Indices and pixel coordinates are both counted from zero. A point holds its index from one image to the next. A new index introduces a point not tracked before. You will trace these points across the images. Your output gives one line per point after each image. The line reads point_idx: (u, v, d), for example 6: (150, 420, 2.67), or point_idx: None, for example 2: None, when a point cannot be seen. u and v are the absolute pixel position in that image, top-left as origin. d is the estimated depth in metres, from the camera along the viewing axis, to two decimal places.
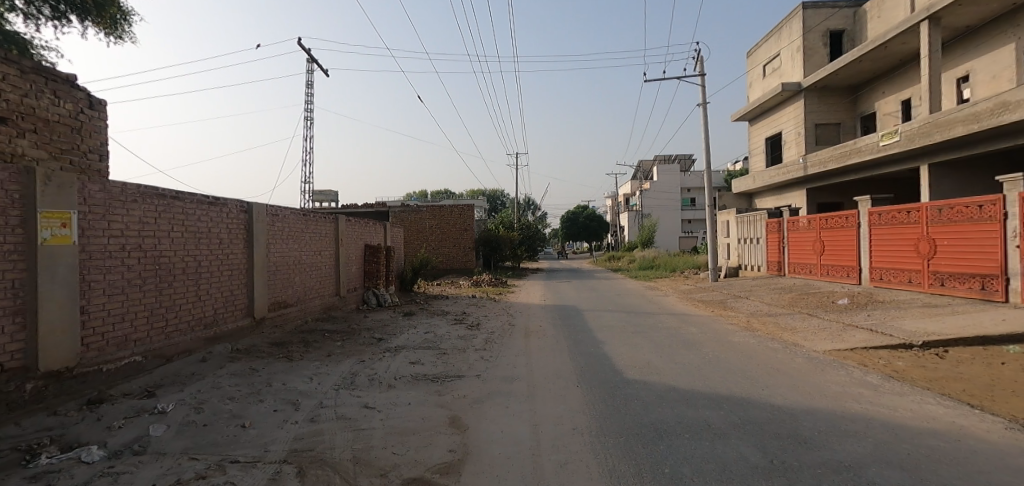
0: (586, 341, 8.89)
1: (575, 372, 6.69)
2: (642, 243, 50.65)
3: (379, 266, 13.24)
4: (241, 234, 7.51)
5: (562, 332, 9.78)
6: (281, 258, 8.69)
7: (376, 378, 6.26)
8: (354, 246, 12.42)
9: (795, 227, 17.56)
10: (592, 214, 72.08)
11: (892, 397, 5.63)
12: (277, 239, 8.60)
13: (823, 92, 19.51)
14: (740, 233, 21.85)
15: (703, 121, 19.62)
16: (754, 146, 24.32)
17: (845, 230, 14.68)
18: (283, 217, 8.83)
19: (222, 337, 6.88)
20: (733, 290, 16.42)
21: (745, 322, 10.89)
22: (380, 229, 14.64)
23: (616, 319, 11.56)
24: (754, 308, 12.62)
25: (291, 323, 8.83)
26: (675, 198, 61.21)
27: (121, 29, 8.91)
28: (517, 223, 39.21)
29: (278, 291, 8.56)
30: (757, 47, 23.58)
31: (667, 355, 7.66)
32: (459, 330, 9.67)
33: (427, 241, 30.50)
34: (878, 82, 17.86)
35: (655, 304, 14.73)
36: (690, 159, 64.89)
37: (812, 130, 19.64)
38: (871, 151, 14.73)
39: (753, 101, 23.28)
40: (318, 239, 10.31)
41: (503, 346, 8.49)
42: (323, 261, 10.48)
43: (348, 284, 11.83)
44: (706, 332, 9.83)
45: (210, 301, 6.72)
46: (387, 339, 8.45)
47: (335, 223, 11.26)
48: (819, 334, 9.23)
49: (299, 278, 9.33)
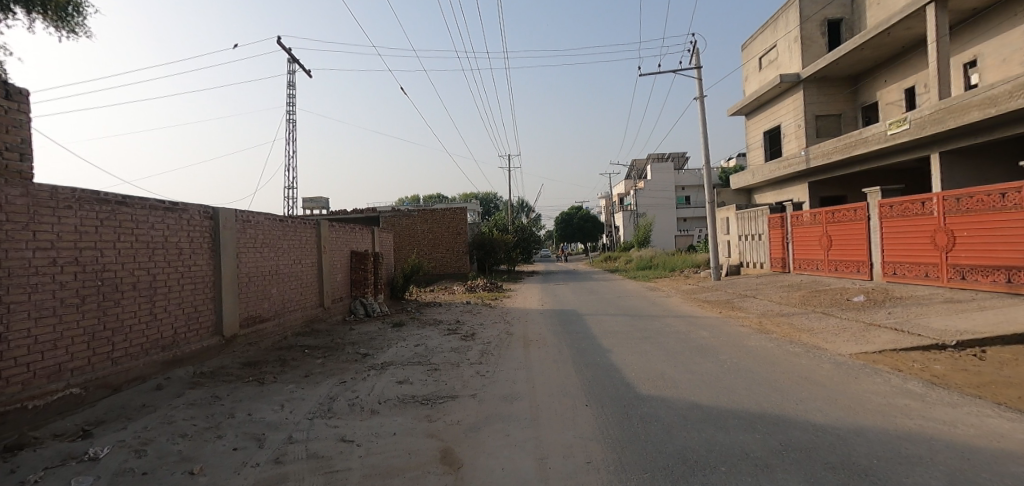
0: (590, 350, 8.17)
1: (582, 388, 5.96)
2: (639, 242, 50.00)
3: (366, 274, 12.46)
4: (205, 242, 6.72)
5: (564, 341, 9.04)
6: (255, 268, 7.91)
7: (357, 402, 5.49)
8: (339, 253, 11.65)
9: (799, 222, 16.97)
10: (586, 215, 71.53)
11: (944, 409, 4.95)
12: (250, 247, 7.82)
13: (823, 83, 18.99)
14: (741, 229, 21.25)
15: (700, 115, 19.00)
16: (752, 140, 23.80)
17: (854, 223, 14.08)
18: (257, 223, 8.05)
19: (183, 360, 6.09)
20: (738, 289, 15.80)
21: (758, 323, 10.22)
22: (367, 236, 13.88)
23: (620, 324, 10.83)
24: (764, 308, 11.98)
25: (267, 339, 8.04)
26: (670, 196, 60.82)
27: (73, 22, 8.13)
28: (511, 225, 38.56)
29: (252, 305, 7.78)
30: (751, 40, 23.12)
31: (682, 364, 6.97)
32: (452, 341, 8.92)
33: (419, 246, 29.78)
34: (880, 71, 17.38)
35: (659, 305, 14.06)
36: (684, 157, 64.49)
37: (813, 122, 19.11)
38: (878, 141, 14.19)
39: (749, 94, 22.77)
40: (297, 246, 9.54)
41: (502, 359, 7.72)
42: (303, 270, 9.69)
43: (333, 294, 11.04)
44: (718, 335, 9.16)
45: (166, 319, 5.92)
46: (372, 355, 7.67)
47: (317, 229, 10.48)
48: (841, 335, 8.57)
49: (276, 289, 8.54)
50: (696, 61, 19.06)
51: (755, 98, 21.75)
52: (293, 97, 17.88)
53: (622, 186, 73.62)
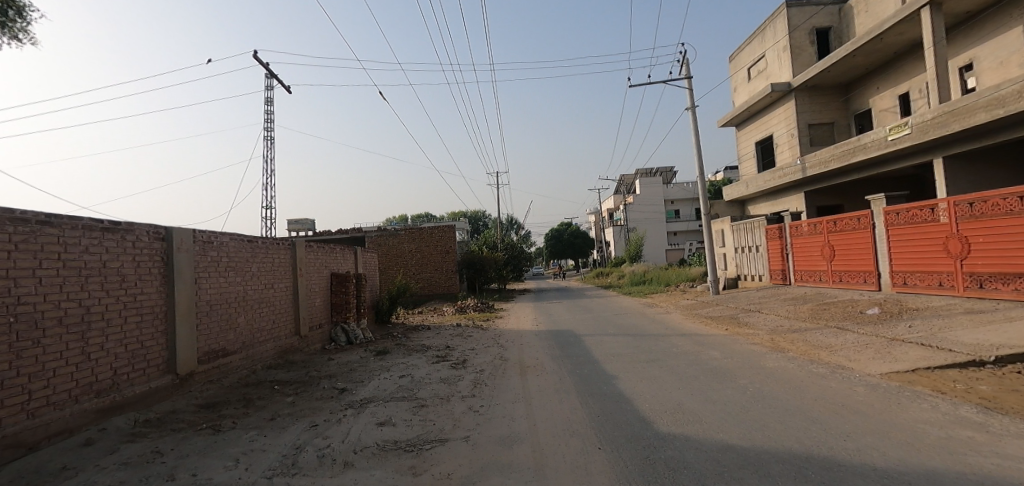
0: (595, 377, 7.38)
1: (592, 426, 5.16)
2: (631, 258, 49.47)
3: (348, 297, 11.57)
4: (155, 266, 5.85)
5: (564, 366, 8.22)
6: (218, 294, 7.05)
7: (329, 452, 4.62)
8: (317, 276, 10.76)
9: (798, 232, 16.48)
10: (576, 231, 71.11)
11: (1016, 442, 4.24)
12: (212, 271, 6.96)
13: (814, 92, 18.78)
14: (737, 241, 20.74)
15: (693, 126, 18.60)
16: (743, 151, 23.54)
17: (857, 232, 13.60)
18: (220, 245, 7.21)
19: (124, 407, 5.17)
20: (740, 303, 15.16)
21: (770, 341, 9.52)
22: (349, 256, 13.02)
23: (623, 346, 10.05)
24: (772, 323, 11.31)
25: (232, 375, 7.11)
26: (659, 211, 60.69)
27: (14, 27, 7.35)
28: (501, 243, 37.88)
29: (214, 338, 6.88)
30: (738, 51, 23.08)
31: (699, 392, 6.23)
32: (441, 370, 8.06)
33: (407, 266, 28.89)
34: (872, 78, 17.20)
35: (659, 323, 13.33)
36: (672, 172, 64.59)
37: (806, 131, 18.83)
38: (879, 147, 13.84)
39: (739, 104, 22.58)
40: (269, 269, 8.69)
41: (497, 391, 6.89)
42: (276, 296, 8.81)
43: (310, 321, 10.13)
44: (731, 356, 8.43)
45: (103, 359, 5.02)
46: (351, 390, 6.78)
47: (292, 250, 9.63)
48: (864, 352, 7.89)
49: (243, 318, 7.66)
50: (686, 71, 18.77)
51: (746, 108, 21.53)
52: (271, 113, 17.16)
53: (611, 202, 73.52)
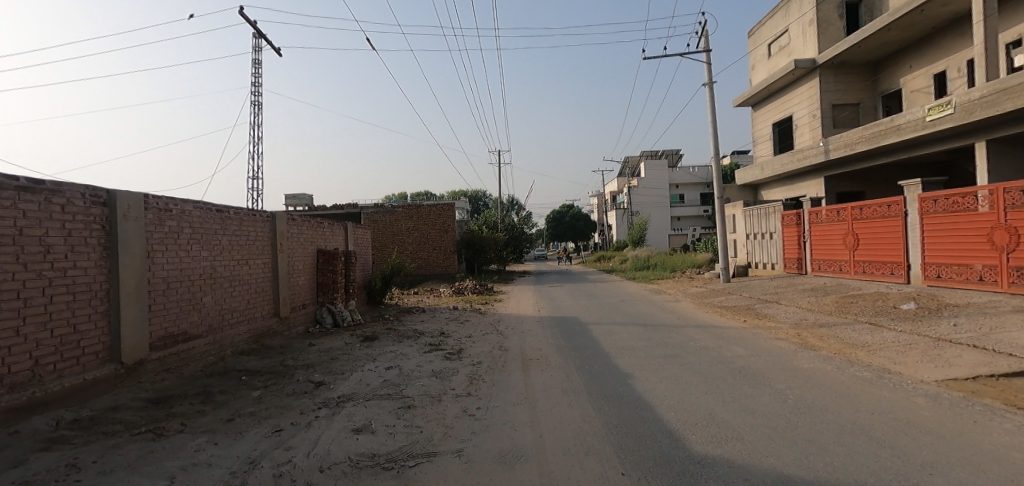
0: (608, 374, 6.52)
1: (611, 442, 4.28)
2: (633, 242, 48.50)
3: (336, 277, 10.64)
4: (93, 236, 4.87)
5: (571, 361, 7.34)
6: (178, 271, 6.10)
7: (290, 469, 3.74)
8: (301, 252, 9.81)
9: (817, 219, 15.52)
10: (578, 213, 69.96)
11: None
12: (171, 243, 6.01)
13: (840, 70, 17.61)
14: (749, 227, 19.81)
15: (710, 103, 17.42)
16: (759, 133, 22.41)
17: (886, 220, 12.63)
18: (181, 213, 6.24)
19: (48, 403, 4.27)
20: (755, 293, 14.31)
21: (797, 337, 8.66)
22: (338, 232, 12.05)
23: (634, 337, 9.19)
24: (795, 316, 10.46)
25: (195, 363, 6.23)
26: (663, 195, 59.57)
27: None
28: (502, 224, 36.96)
29: (171, 321, 5.96)
30: (759, 26, 21.78)
31: (731, 399, 5.37)
32: (434, 362, 7.18)
33: (403, 245, 28.00)
34: (905, 55, 16.05)
35: (670, 312, 12.48)
36: (678, 155, 63.07)
37: (829, 112, 17.73)
38: (915, 128, 12.79)
39: (758, 83, 21.37)
40: (244, 243, 7.73)
41: (496, 389, 6.01)
42: (251, 274, 7.87)
43: (292, 302, 9.23)
44: (757, 353, 7.57)
45: (19, 347, 4.08)
46: (330, 384, 5.90)
47: (272, 223, 8.66)
48: (909, 354, 7.04)
49: (209, 298, 6.74)
50: (705, 44, 17.52)
51: (764, 86, 20.36)
52: (260, 76, 16.04)
53: (615, 184, 72.30)
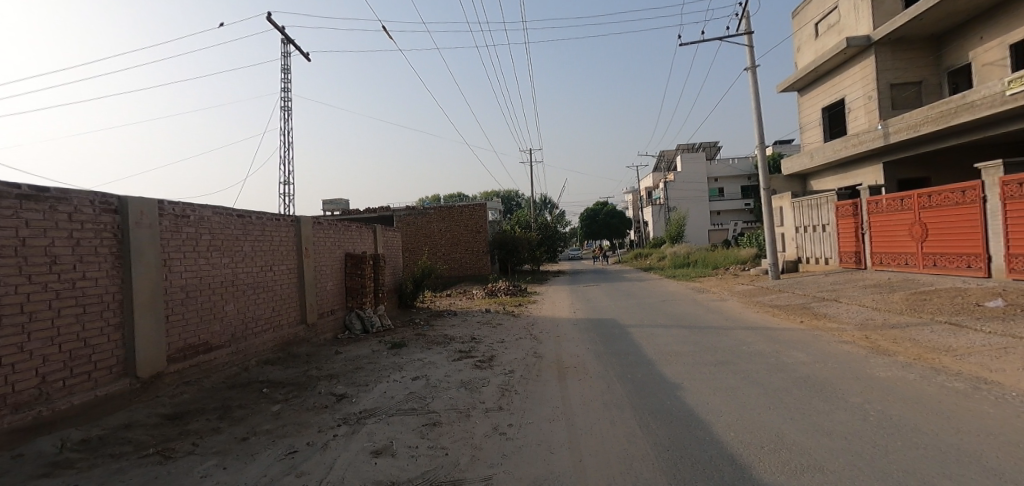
0: (653, 384, 5.90)
1: (662, 470, 3.68)
2: (671, 238, 46.99)
3: (364, 281, 10.40)
4: (104, 245, 4.68)
5: (612, 369, 6.74)
6: (197, 279, 5.90)
7: None
8: (328, 256, 9.60)
9: (876, 209, 14.26)
10: (613, 210, 68.55)
11: None
12: (189, 251, 5.80)
13: (898, 46, 16.16)
14: (799, 220, 18.52)
15: (753, 88, 16.33)
16: (807, 119, 21.01)
17: (960, 208, 11.35)
18: (200, 220, 6.05)
19: (56, 422, 4.06)
20: (810, 290, 13.23)
21: (865, 340, 7.76)
22: (367, 235, 11.83)
23: (680, 341, 8.50)
24: (859, 315, 9.48)
25: (216, 375, 6.01)
26: (701, 189, 57.54)
27: None
28: (535, 223, 36.43)
29: (191, 331, 5.76)
30: (804, 4, 20.40)
31: (800, 415, 4.66)
32: (464, 371, 6.75)
33: (436, 247, 27.91)
34: (974, 25, 14.52)
35: (716, 312, 11.65)
36: (716, 147, 60.85)
37: (887, 92, 16.31)
38: (991, 104, 11.48)
39: (804, 65, 20.01)
40: (268, 249, 7.53)
41: (530, 402, 5.49)
42: (276, 280, 7.68)
43: (320, 308, 9.02)
44: (822, 359, 6.75)
45: (24, 364, 3.87)
46: (353, 397, 5.54)
47: (297, 227, 8.46)
48: (1007, 360, 6.07)
49: (232, 306, 6.54)
50: (745, 26, 16.45)
51: (811, 69, 19.01)
52: (290, 82, 16.14)
53: (649, 180, 70.49)
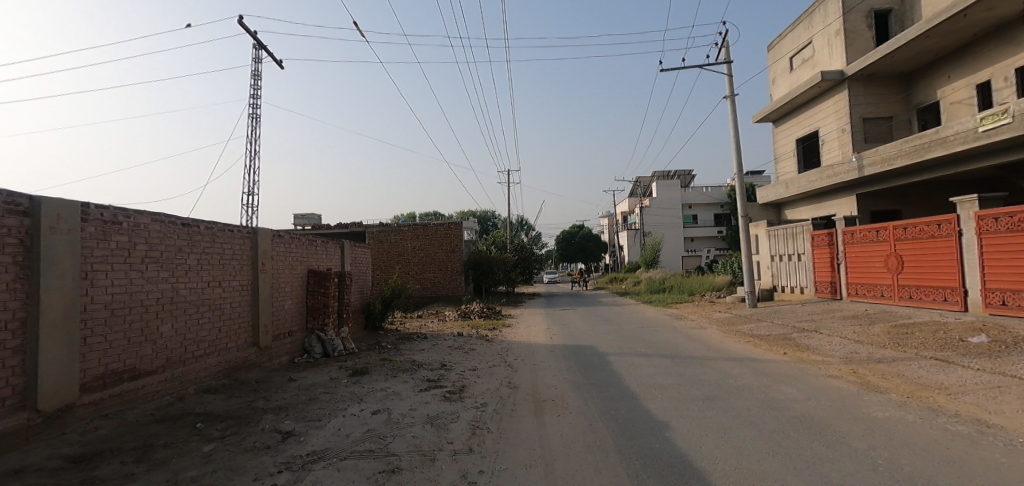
0: (640, 423, 5.37)
1: None
2: (646, 263, 47.23)
3: (327, 300, 9.65)
4: (6, 253, 3.93)
5: (593, 403, 6.20)
6: (126, 295, 5.13)
7: None
8: (288, 273, 8.85)
9: (852, 240, 14.34)
10: (589, 234, 68.86)
11: None
12: (119, 262, 5.06)
13: (870, 82, 16.63)
14: (775, 248, 18.58)
15: (732, 117, 16.42)
16: (781, 149, 21.39)
17: (935, 241, 11.42)
18: (135, 227, 5.32)
19: None
20: (789, 320, 13.06)
21: (853, 375, 7.46)
22: (333, 251, 11.10)
23: (663, 372, 8.03)
24: (843, 348, 9.24)
25: (143, 406, 5.19)
26: (676, 215, 58.44)
27: None
28: (511, 244, 35.99)
29: (114, 356, 4.96)
30: (778, 39, 20.99)
31: (805, 464, 4.20)
32: (430, 403, 6.09)
33: (409, 266, 27.08)
34: (942, 65, 15.05)
35: (697, 340, 11.28)
36: (690, 175, 62.17)
37: (860, 126, 16.69)
38: (964, 140, 11.71)
39: (779, 97, 20.46)
40: (217, 263, 6.78)
41: (504, 443, 4.89)
42: (225, 298, 6.90)
43: (275, 330, 8.23)
44: (815, 395, 6.38)
45: None
46: (301, 435, 4.82)
47: (253, 240, 7.73)
48: (1003, 400, 5.82)
49: (168, 326, 5.76)
50: (725, 55, 16.65)
51: (787, 100, 19.41)
52: (259, 89, 15.42)
53: (626, 204, 71.32)
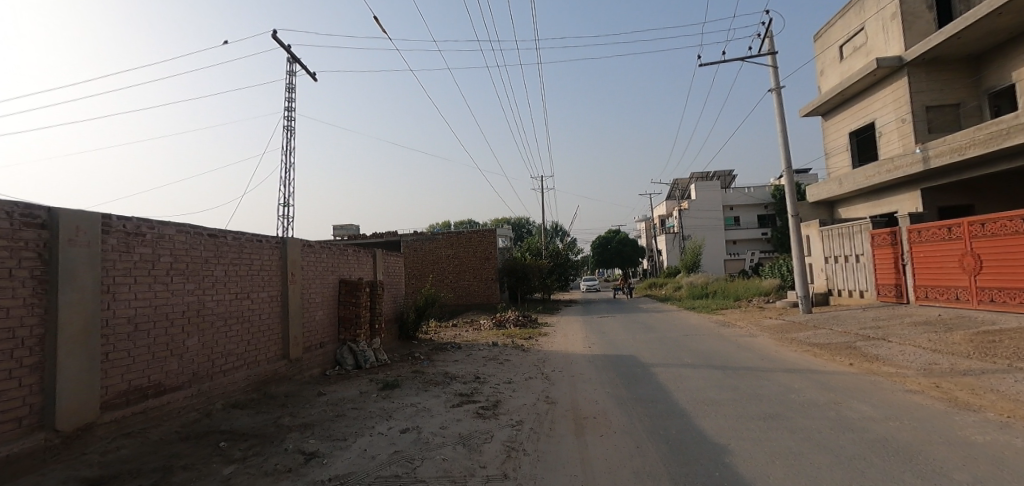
0: (695, 447, 4.78)
1: None
2: (687, 267, 45.62)
3: (359, 310, 9.46)
4: (23, 267, 3.82)
5: (639, 422, 5.65)
6: (150, 309, 5.01)
7: None
8: (319, 283, 8.72)
9: (919, 238, 13.10)
10: (625, 239, 67.40)
11: None
12: (143, 275, 4.95)
13: (932, 67, 15.30)
14: (829, 250, 17.34)
15: (778, 110, 15.47)
16: (833, 144, 20.07)
17: (1020, 237, 10.21)
18: (159, 239, 5.21)
19: None
20: (850, 326, 12.01)
21: (936, 389, 6.58)
22: (365, 261, 10.98)
23: (714, 385, 7.36)
24: (919, 358, 8.28)
25: (168, 424, 5.03)
26: (717, 217, 56.37)
27: None
28: (546, 250, 35.49)
29: (138, 371, 4.83)
30: (826, 27, 19.81)
31: None
32: (462, 421, 5.68)
33: (444, 274, 27.02)
34: (1017, 44, 13.65)
35: (749, 349, 10.48)
36: (731, 175, 59.90)
37: (922, 114, 15.37)
38: None
39: (829, 89, 19.23)
40: (245, 274, 6.66)
41: (542, 468, 4.42)
42: (253, 310, 6.77)
43: (306, 342, 8.08)
44: (894, 414, 5.59)
45: None
46: (324, 457, 4.51)
47: (282, 250, 7.61)
48: None
49: (194, 340, 5.63)
50: (768, 46, 15.73)
51: (837, 91, 18.19)
52: (294, 103, 15.70)
53: (663, 208, 69.46)
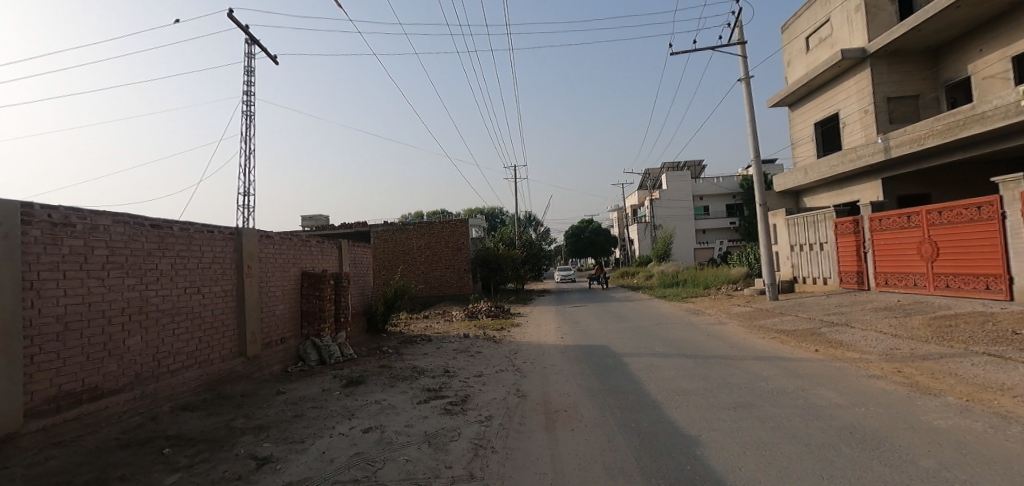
0: (667, 439, 4.68)
1: None
2: (658, 257, 46.30)
3: (323, 304, 9.09)
4: None
5: (611, 414, 5.54)
6: (83, 306, 4.58)
7: None
8: (279, 276, 8.30)
9: (880, 226, 13.48)
10: (598, 228, 67.96)
11: None
12: (74, 269, 4.52)
13: (894, 59, 15.69)
14: (795, 238, 17.73)
15: (747, 100, 15.61)
16: (799, 134, 20.48)
17: (974, 225, 10.58)
18: (92, 229, 4.76)
19: None
20: (815, 313, 12.29)
21: (899, 374, 6.72)
22: (330, 252, 10.56)
23: (686, 374, 7.35)
24: (881, 343, 8.48)
25: (106, 430, 4.62)
26: (687, 207, 57.31)
27: None
28: (519, 240, 35.35)
29: (70, 375, 4.41)
30: (793, 19, 20.10)
31: None
32: (429, 418, 5.45)
33: (415, 265, 26.57)
34: (973, 37, 14.10)
35: (719, 337, 10.58)
36: (701, 165, 60.91)
37: (884, 105, 15.77)
38: (1005, 115, 10.85)
39: (795, 80, 19.56)
40: (195, 267, 6.23)
41: (511, 466, 4.24)
42: (205, 305, 6.36)
43: (265, 338, 7.68)
44: (861, 401, 5.65)
45: None
46: (278, 462, 4.21)
47: (237, 242, 7.17)
48: None
49: (136, 339, 5.21)
50: (739, 35, 15.81)
51: (804, 82, 18.51)
52: (254, 87, 14.97)
53: (635, 198, 70.21)
